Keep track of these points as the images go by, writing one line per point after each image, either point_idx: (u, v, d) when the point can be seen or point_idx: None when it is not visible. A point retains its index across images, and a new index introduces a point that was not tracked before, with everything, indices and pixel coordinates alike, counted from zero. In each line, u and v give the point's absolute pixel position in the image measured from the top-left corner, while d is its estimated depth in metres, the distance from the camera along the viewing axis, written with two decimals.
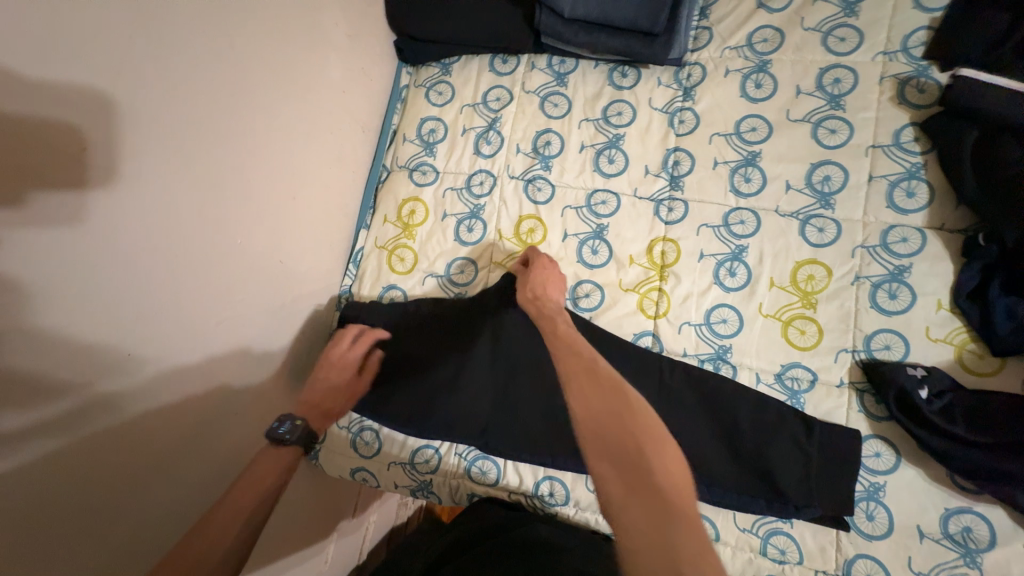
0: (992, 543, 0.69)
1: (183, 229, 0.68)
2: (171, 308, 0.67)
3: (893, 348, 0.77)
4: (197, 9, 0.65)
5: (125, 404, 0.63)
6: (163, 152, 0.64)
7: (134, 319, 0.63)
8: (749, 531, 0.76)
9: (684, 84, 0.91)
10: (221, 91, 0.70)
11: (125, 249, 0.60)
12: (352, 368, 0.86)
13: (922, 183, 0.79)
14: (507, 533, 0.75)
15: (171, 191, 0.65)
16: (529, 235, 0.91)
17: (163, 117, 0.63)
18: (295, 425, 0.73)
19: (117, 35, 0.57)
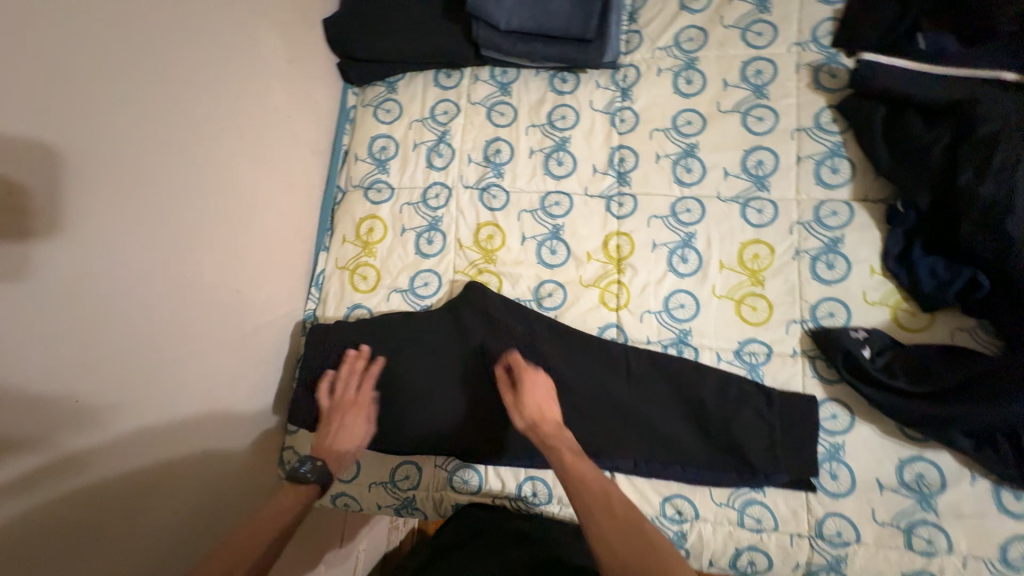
0: (943, 486, 0.74)
1: (129, 266, 0.65)
2: (122, 349, 0.65)
3: (837, 314, 0.82)
4: (125, 45, 0.64)
5: (76, 452, 0.60)
6: (100, 191, 0.62)
7: (80, 364, 0.60)
8: (726, 504, 0.79)
9: (621, 85, 0.95)
10: (160, 123, 0.69)
11: (64, 291, 0.58)
12: (364, 407, 0.82)
13: (843, 160, 0.85)
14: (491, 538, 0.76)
15: (112, 229, 0.64)
16: (488, 241, 0.92)
17: (97, 153, 0.62)
18: (315, 464, 0.73)
19: (39, 74, 0.56)
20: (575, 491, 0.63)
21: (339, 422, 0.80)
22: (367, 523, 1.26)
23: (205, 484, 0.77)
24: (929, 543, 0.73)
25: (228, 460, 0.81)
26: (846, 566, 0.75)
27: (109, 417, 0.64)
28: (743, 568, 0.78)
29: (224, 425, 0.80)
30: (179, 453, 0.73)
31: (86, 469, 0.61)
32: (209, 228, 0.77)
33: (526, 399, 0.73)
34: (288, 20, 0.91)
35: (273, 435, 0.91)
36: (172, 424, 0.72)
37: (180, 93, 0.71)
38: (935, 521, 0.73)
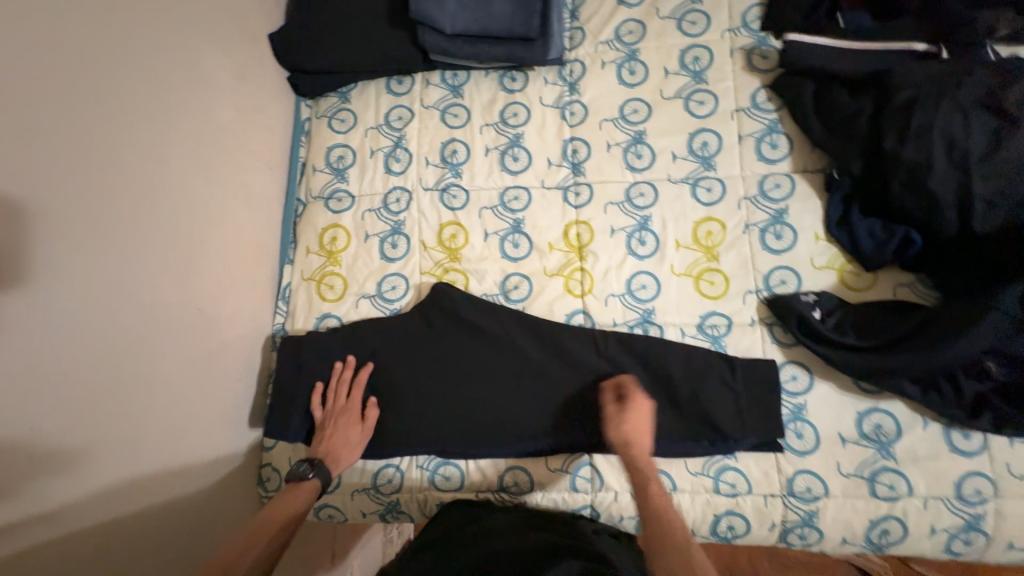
0: (899, 433, 0.78)
1: (79, 292, 0.64)
2: (78, 375, 0.64)
3: (788, 282, 0.86)
4: (62, 68, 0.64)
5: (31, 484, 0.59)
6: (45, 216, 0.61)
7: (33, 392, 0.59)
8: (702, 473, 0.81)
9: (568, 80, 0.98)
10: (104, 146, 0.68)
11: (12, 320, 0.57)
12: (354, 412, 0.84)
13: (781, 135, 0.90)
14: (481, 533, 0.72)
15: (60, 255, 0.63)
16: (452, 240, 0.94)
17: (38, 179, 0.61)
18: (312, 463, 0.78)
19: None
20: (655, 521, 0.66)
21: (332, 429, 0.83)
22: (360, 538, 1.24)
23: (169, 508, 0.75)
24: (891, 488, 0.77)
25: (193, 482, 0.80)
26: (818, 519, 0.78)
27: (64, 447, 0.63)
28: (723, 534, 0.81)
29: (189, 447, 0.79)
30: (140, 479, 0.72)
31: (42, 497, 0.60)
32: (164, 248, 0.76)
33: (620, 430, 0.75)
34: (232, 37, 0.91)
35: (246, 453, 0.90)
36: (133, 450, 0.71)
37: (123, 114, 0.71)
38: (895, 467, 0.77)
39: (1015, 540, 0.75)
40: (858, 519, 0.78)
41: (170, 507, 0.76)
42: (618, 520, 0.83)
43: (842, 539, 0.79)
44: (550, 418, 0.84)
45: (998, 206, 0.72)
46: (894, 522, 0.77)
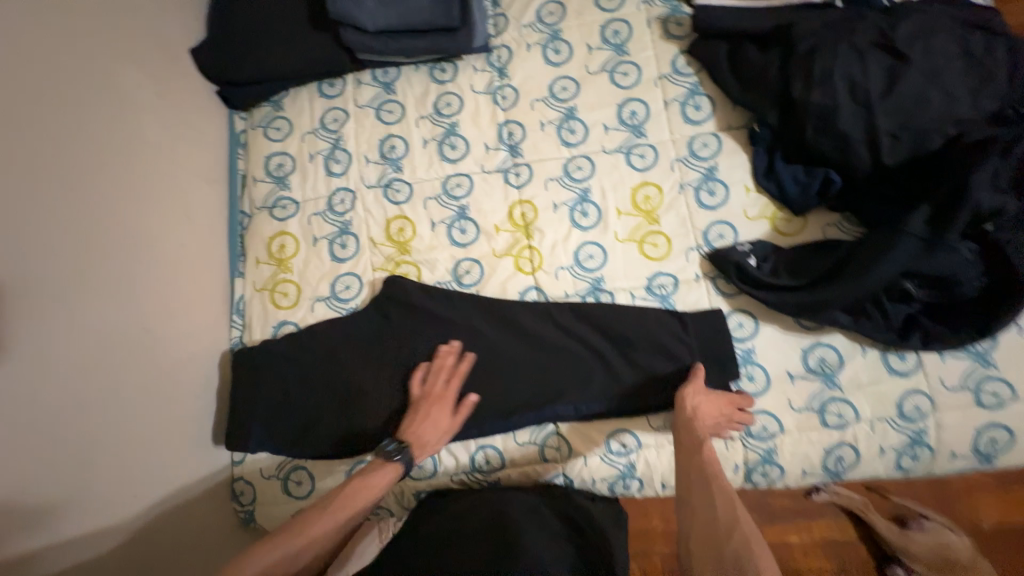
0: (842, 363, 0.82)
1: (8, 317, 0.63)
2: (14, 400, 0.63)
3: (726, 235, 0.89)
4: None
5: None
6: None
7: None
8: (664, 427, 0.84)
9: (497, 66, 1.00)
10: (23, 169, 0.67)
11: None
12: (449, 402, 0.82)
13: (703, 97, 0.94)
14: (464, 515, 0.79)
15: None
16: (400, 234, 0.95)
17: None
18: (400, 444, 0.77)
19: None
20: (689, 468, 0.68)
21: (427, 416, 0.80)
22: None
23: (125, 531, 0.74)
24: (840, 416, 0.81)
25: (153, 504, 0.79)
26: (777, 455, 0.82)
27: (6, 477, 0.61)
28: None
29: (146, 467, 0.78)
30: (91, 504, 0.71)
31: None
32: (99, 270, 0.75)
33: (683, 401, 0.77)
34: (151, 54, 0.90)
35: (212, 469, 0.89)
36: (84, 473, 0.70)
37: (41, 138, 0.70)
38: (842, 396, 0.81)
39: (957, 448, 0.80)
40: (814, 450, 0.81)
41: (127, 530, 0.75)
42: (592, 484, 0.85)
43: (802, 472, 0.82)
44: (513, 394, 0.86)
45: (901, 138, 0.77)
46: (847, 448, 0.81)
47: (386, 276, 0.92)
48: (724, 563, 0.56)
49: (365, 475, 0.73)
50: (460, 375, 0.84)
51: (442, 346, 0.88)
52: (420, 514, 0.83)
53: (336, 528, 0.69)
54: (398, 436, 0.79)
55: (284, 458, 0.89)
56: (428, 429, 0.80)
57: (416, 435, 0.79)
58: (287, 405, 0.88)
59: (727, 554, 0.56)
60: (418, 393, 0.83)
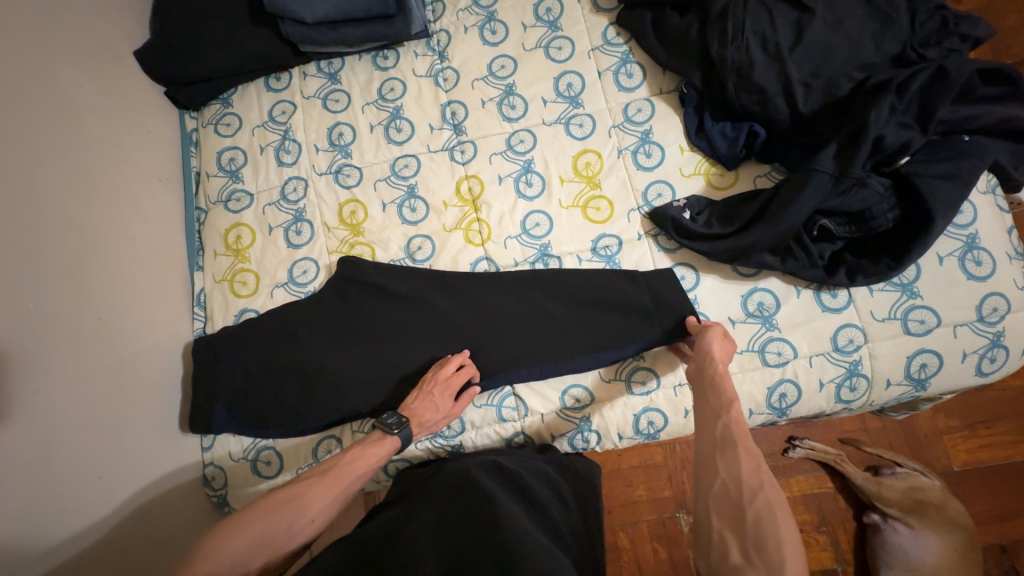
0: (778, 305, 0.86)
1: None
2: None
3: (664, 194, 0.94)
4: None
5: None
6: None
7: None
8: (615, 379, 0.88)
9: (437, 50, 1.04)
10: None
11: None
12: (454, 388, 0.83)
13: (634, 65, 0.98)
14: (438, 481, 0.80)
15: None
16: (353, 217, 0.98)
17: None
18: (400, 419, 0.79)
19: None
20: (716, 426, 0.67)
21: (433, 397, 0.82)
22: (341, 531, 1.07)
23: (91, 515, 0.75)
24: (779, 355, 0.85)
25: (118, 490, 0.80)
26: None
27: None
28: (647, 431, 0.88)
29: (111, 453, 0.79)
30: (58, 488, 0.71)
31: None
32: (53, 260, 0.76)
33: (705, 354, 0.76)
34: (92, 56, 0.92)
35: (180, 457, 0.91)
36: (48, 458, 0.71)
37: None
38: (780, 335, 0.86)
39: (891, 377, 0.84)
40: (758, 389, 0.86)
41: (93, 513, 0.75)
42: (551, 441, 0.90)
43: (750, 412, 0.87)
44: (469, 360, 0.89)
45: (812, 86, 0.81)
46: (789, 385, 0.85)
47: (341, 258, 0.95)
48: (743, 523, 0.57)
49: (366, 445, 0.77)
50: (468, 369, 0.86)
51: (397, 319, 0.91)
52: (397, 490, 0.83)
53: (331, 498, 0.71)
54: (400, 410, 0.81)
55: (252, 441, 0.91)
56: (429, 411, 0.82)
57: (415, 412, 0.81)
58: (251, 388, 0.90)
59: (751, 515, 0.58)
60: (427, 376, 0.85)
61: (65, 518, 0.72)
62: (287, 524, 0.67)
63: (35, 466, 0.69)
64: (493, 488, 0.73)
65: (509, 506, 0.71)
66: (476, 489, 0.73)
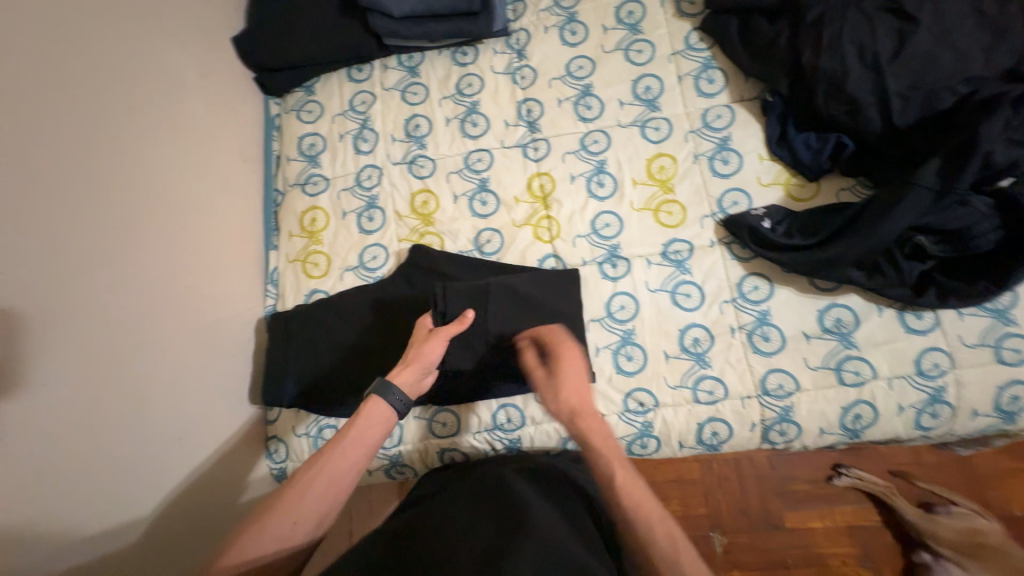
0: (858, 323, 0.84)
1: (87, 264, 0.69)
2: (97, 336, 0.69)
3: (740, 201, 0.92)
4: (56, 67, 0.70)
5: (66, 439, 0.64)
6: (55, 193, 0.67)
7: (64, 351, 0.65)
8: (681, 385, 0.86)
9: (516, 48, 1.06)
10: (97, 135, 0.74)
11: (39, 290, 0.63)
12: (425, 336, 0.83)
13: (716, 71, 0.98)
14: (485, 476, 0.79)
15: (66, 230, 0.68)
16: (424, 207, 0.99)
17: (50, 161, 0.67)
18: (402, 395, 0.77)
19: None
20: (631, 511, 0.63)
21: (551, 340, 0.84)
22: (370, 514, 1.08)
23: (169, 474, 0.79)
24: (857, 374, 0.82)
25: (195, 452, 0.83)
26: (794, 414, 0.83)
27: (84, 405, 0.67)
28: (709, 441, 0.86)
29: (190, 414, 0.83)
30: (148, 445, 0.75)
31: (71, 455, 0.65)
32: (153, 228, 0.81)
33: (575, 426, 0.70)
34: (196, 40, 0.98)
35: (247, 426, 0.94)
36: (139, 415, 0.74)
37: (104, 105, 0.76)
38: (858, 355, 0.83)
39: (978, 407, 0.80)
40: (832, 408, 0.83)
41: (172, 471, 0.79)
42: None
43: (820, 430, 0.84)
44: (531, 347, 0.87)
45: (911, 99, 0.79)
46: (864, 406, 0.82)
47: (411, 245, 0.97)
48: None
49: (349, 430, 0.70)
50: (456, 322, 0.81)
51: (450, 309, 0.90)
52: (439, 483, 0.83)
53: (322, 495, 0.66)
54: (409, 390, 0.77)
55: (316, 417, 0.93)
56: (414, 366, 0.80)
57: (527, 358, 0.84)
58: (315, 365, 0.92)
59: None
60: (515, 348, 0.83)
61: (147, 476, 0.75)
62: (297, 531, 0.65)
63: (128, 423, 0.72)
64: (528, 498, 0.72)
65: (542, 516, 0.69)
66: (505, 495, 0.72)
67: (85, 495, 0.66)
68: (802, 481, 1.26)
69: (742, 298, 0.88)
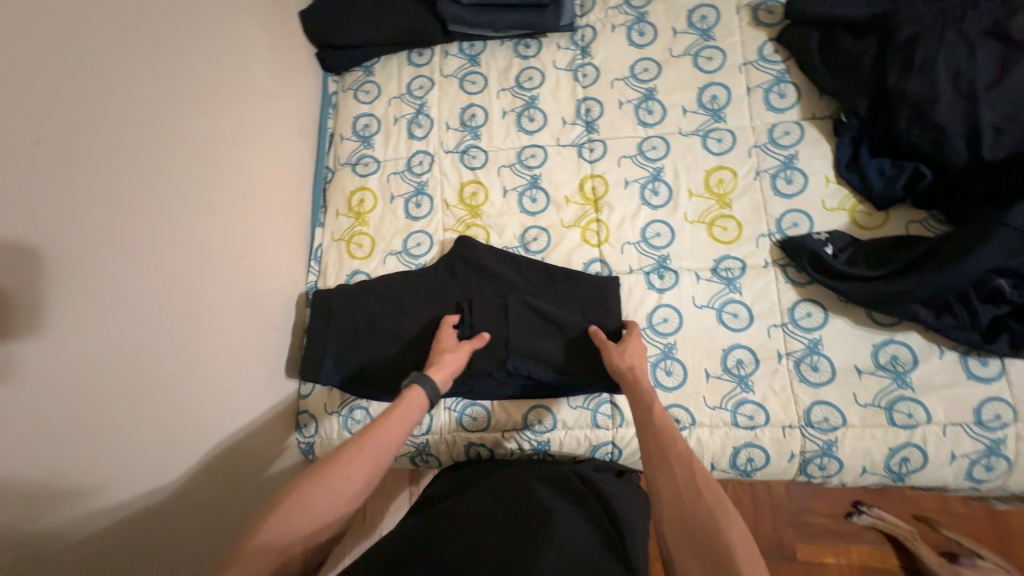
0: (915, 362, 0.80)
1: (153, 223, 0.70)
2: (156, 295, 0.70)
3: (801, 224, 0.89)
4: (139, 28, 0.71)
5: (123, 394, 0.65)
6: (129, 152, 0.68)
7: (126, 307, 0.66)
8: (720, 407, 0.84)
9: (580, 44, 1.03)
10: (171, 99, 0.75)
11: (107, 244, 0.64)
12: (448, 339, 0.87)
13: (788, 85, 0.94)
14: (512, 476, 0.79)
15: (137, 189, 0.69)
16: (473, 198, 0.99)
17: (125, 120, 0.68)
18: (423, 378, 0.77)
19: (84, 55, 0.63)
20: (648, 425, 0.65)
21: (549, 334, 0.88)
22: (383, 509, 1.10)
23: (211, 439, 0.79)
24: (909, 416, 0.79)
25: (234, 420, 0.84)
26: (837, 449, 0.80)
27: (141, 362, 0.68)
28: (743, 466, 0.84)
29: (233, 381, 0.84)
30: (194, 407, 0.76)
31: (125, 412, 0.66)
32: (214, 195, 0.82)
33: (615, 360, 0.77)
34: (267, 12, 0.99)
35: (282, 399, 0.95)
36: (188, 377, 0.75)
37: (179, 69, 0.77)
38: (912, 396, 0.79)
39: None
40: (878, 447, 0.79)
41: (214, 437, 0.80)
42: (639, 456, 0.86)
43: (862, 469, 0.80)
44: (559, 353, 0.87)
45: (1005, 132, 0.74)
46: (914, 450, 0.78)
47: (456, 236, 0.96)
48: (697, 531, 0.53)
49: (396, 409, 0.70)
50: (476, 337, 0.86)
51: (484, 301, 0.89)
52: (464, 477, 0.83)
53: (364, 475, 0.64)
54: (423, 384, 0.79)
55: (347, 398, 0.94)
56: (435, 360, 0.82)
57: (527, 349, 0.86)
58: (352, 346, 0.93)
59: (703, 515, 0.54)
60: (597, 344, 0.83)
61: (192, 441, 0.76)
62: (346, 493, 0.62)
63: (177, 385, 0.73)
64: (553, 503, 0.70)
65: (566, 522, 0.67)
66: (530, 499, 0.71)
67: (137, 453, 0.67)
68: (818, 515, 1.22)
69: (792, 324, 0.85)
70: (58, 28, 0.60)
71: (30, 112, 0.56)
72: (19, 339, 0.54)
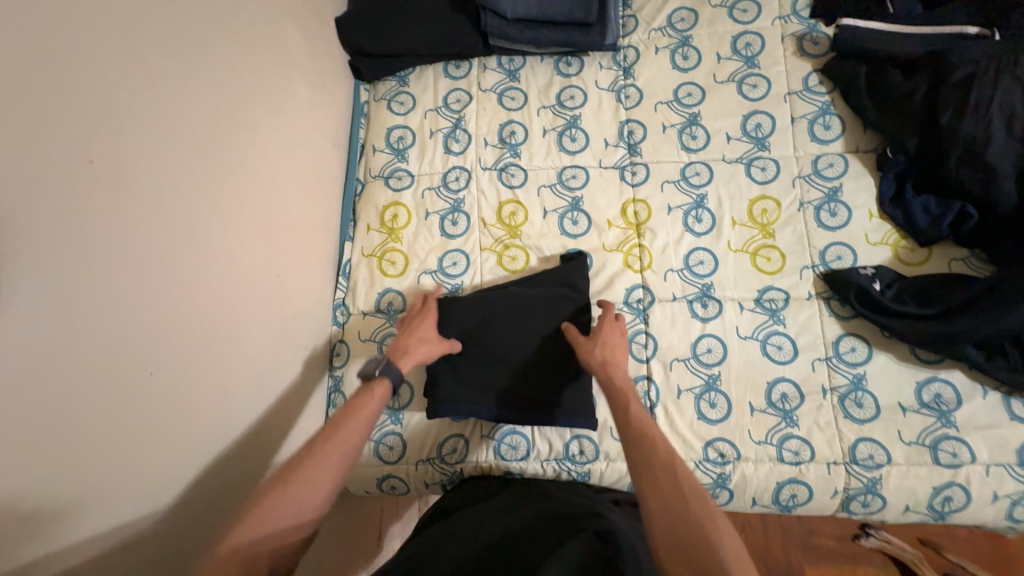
0: (959, 402, 0.81)
1: (191, 243, 0.67)
2: (193, 318, 0.67)
3: (844, 257, 0.88)
4: (184, 37, 0.68)
5: (160, 426, 0.61)
6: (171, 169, 0.64)
7: (164, 333, 0.62)
8: (765, 442, 0.82)
9: (622, 65, 1.02)
10: (212, 110, 0.72)
11: (149, 266, 0.60)
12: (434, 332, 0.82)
13: (834, 117, 0.94)
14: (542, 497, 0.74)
15: (177, 207, 0.65)
16: (512, 218, 0.96)
17: (168, 134, 0.64)
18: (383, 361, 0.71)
19: (131, 67, 0.60)
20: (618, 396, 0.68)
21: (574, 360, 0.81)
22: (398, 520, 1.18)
23: (242, 470, 0.75)
24: (953, 455, 0.79)
25: (266, 448, 0.80)
26: (881, 487, 0.80)
27: (177, 390, 0.64)
28: (786, 502, 0.82)
29: (264, 407, 0.80)
30: (227, 435, 0.73)
31: (163, 444, 0.62)
32: (249, 211, 0.78)
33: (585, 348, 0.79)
34: (305, 18, 0.96)
35: (311, 423, 0.91)
36: (221, 403, 0.71)
37: (219, 77, 0.73)
38: (957, 435, 0.79)
39: None
40: (922, 487, 0.79)
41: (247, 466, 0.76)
42: None
43: (906, 507, 0.80)
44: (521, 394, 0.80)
45: None
46: (957, 489, 0.78)
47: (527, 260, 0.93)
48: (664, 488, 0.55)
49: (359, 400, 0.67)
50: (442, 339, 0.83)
51: (524, 323, 0.84)
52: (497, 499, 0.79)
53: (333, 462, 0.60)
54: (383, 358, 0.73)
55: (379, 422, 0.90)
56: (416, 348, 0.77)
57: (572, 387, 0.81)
58: None
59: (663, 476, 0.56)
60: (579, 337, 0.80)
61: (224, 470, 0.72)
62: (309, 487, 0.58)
63: (211, 412, 0.69)
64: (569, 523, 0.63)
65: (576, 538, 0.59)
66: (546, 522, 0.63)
67: (172, 486, 0.63)
68: (828, 540, 1.21)
69: (837, 358, 0.85)
70: (106, 39, 0.57)
71: (78, 125, 0.53)
72: (63, 370, 0.50)
